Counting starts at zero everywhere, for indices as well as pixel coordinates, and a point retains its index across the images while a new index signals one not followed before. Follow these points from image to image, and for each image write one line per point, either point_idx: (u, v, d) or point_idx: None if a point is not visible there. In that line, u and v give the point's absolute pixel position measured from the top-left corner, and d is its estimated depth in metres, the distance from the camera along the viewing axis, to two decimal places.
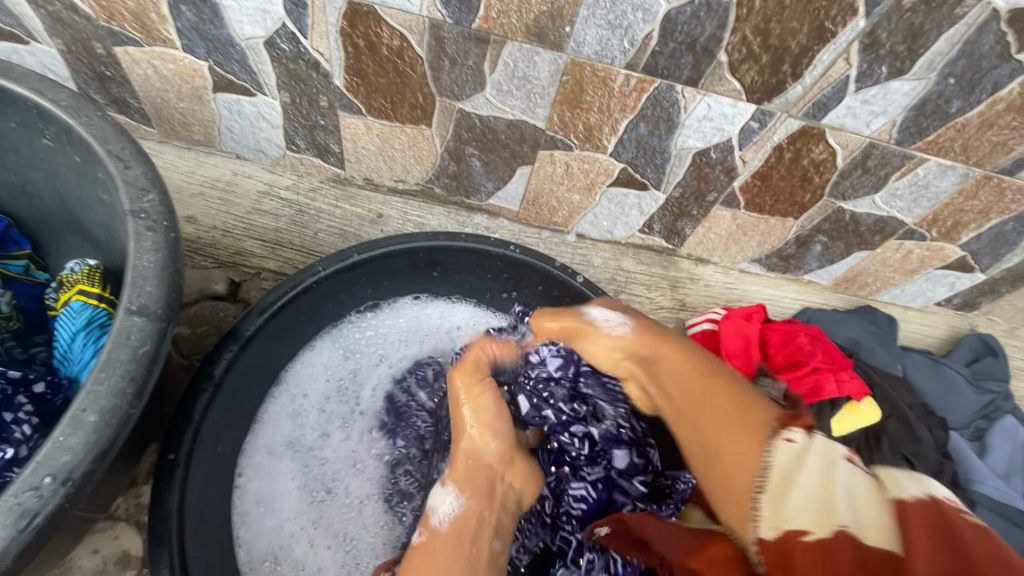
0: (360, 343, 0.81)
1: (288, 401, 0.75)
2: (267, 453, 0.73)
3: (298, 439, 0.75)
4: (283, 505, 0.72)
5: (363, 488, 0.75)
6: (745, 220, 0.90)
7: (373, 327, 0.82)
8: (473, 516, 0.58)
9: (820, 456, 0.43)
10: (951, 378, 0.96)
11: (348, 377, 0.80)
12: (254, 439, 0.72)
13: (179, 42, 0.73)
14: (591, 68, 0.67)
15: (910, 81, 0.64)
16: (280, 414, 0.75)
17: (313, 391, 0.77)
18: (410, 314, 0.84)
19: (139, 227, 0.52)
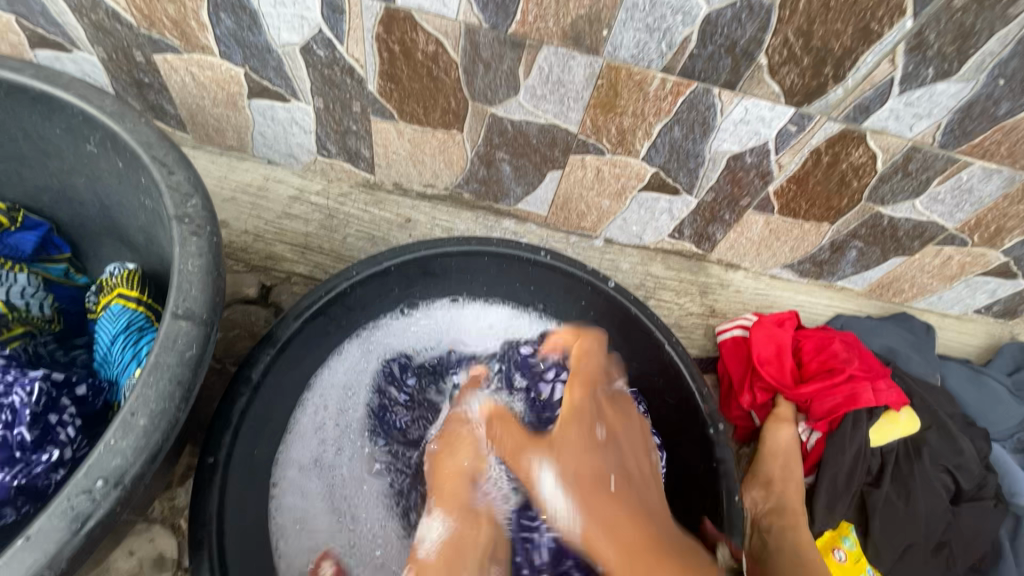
0: (389, 348, 0.81)
1: (312, 412, 0.75)
2: (299, 467, 0.73)
3: (320, 458, 0.74)
4: (319, 521, 0.72)
5: (375, 510, 0.74)
6: (778, 225, 0.88)
7: (396, 332, 0.82)
8: (459, 537, 0.62)
9: None
10: (993, 388, 0.93)
11: (362, 381, 0.78)
12: (288, 454, 0.72)
13: (217, 49, 0.74)
14: (628, 71, 0.67)
15: (958, 83, 0.63)
16: (307, 426, 0.74)
17: (334, 400, 0.76)
18: (440, 314, 0.84)
19: (184, 231, 0.52)
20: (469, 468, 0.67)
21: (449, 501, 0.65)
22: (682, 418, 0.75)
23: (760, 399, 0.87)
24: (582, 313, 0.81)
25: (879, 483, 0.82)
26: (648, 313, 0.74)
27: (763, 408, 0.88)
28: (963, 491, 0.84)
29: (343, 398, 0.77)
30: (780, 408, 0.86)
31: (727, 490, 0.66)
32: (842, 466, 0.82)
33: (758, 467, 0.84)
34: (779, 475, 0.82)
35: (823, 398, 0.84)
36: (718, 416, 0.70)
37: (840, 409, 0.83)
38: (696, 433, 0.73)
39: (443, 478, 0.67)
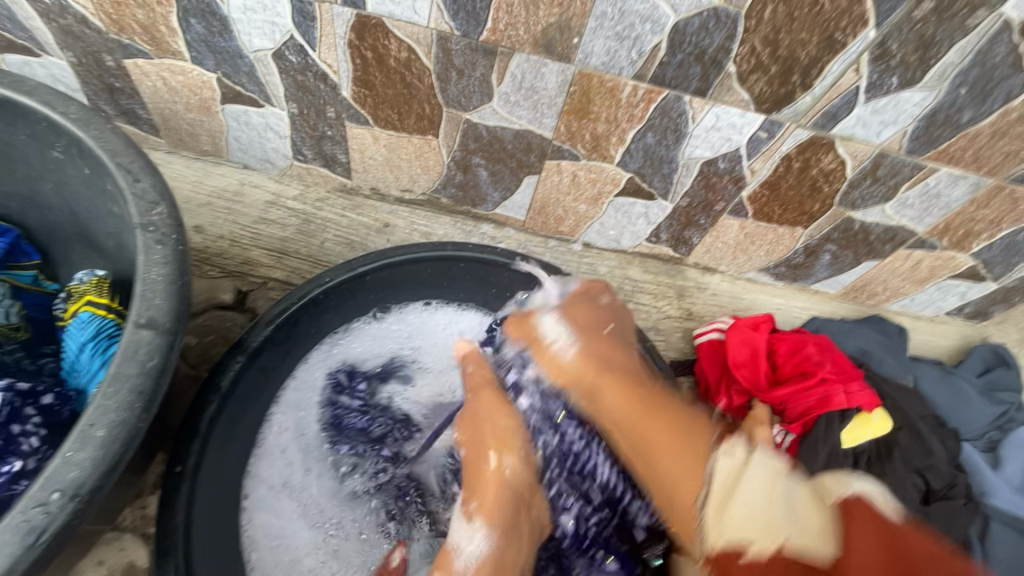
0: (348, 356, 0.79)
1: (276, 429, 0.71)
2: (268, 486, 0.70)
3: (290, 476, 0.71)
4: (300, 536, 0.70)
5: (362, 519, 0.72)
6: (753, 229, 0.89)
7: (357, 338, 0.79)
8: (498, 555, 0.62)
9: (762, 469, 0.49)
10: (964, 388, 0.95)
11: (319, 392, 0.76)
12: (258, 475, 0.69)
13: (188, 54, 0.73)
14: (600, 78, 0.67)
15: (922, 91, 0.64)
16: (272, 443, 0.71)
17: (293, 415, 0.73)
18: (401, 320, 0.82)
19: (148, 240, 0.52)
20: (501, 467, 0.67)
21: (491, 507, 0.64)
22: None
23: (736, 402, 0.87)
24: None
25: None
26: (621, 318, 0.76)
27: (740, 410, 0.88)
28: (934, 490, 0.85)
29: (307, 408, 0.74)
30: (757, 411, 0.86)
31: None
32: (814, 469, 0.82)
33: None
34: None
35: (796, 401, 0.85)
36: None
37: (813, 411, 0.84)
38: None
39: (484, 488, 0.65)
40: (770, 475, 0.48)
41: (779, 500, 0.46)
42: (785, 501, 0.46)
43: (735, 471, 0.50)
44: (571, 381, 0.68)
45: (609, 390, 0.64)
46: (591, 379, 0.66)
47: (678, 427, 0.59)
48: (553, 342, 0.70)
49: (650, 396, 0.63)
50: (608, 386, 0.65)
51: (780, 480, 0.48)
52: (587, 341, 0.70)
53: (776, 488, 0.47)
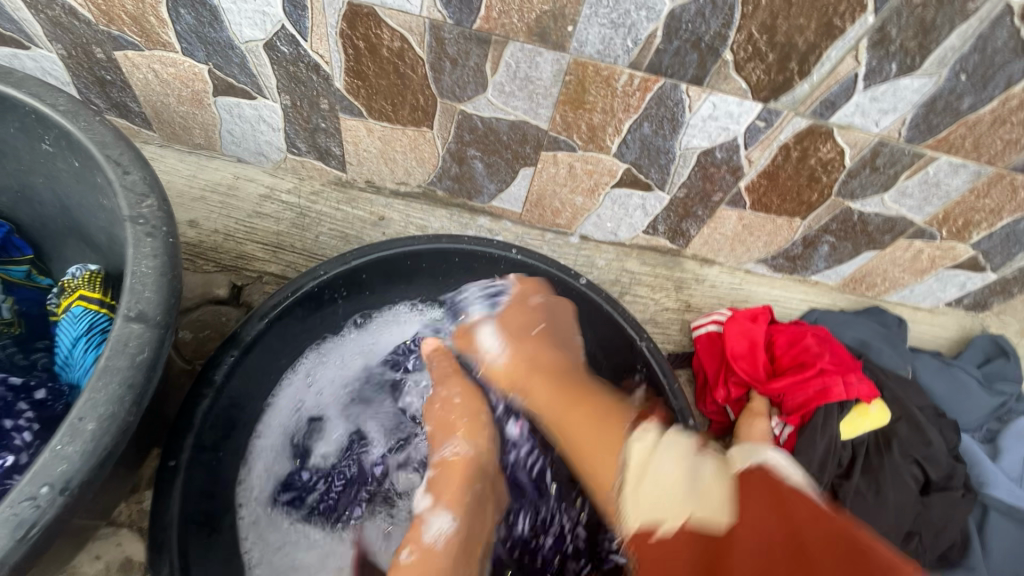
0: (293, 406, 0.75)
1: (256, 497, 0.70)
2: (279, 545, 0.70)
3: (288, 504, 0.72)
4: (311, 561, 0.71)
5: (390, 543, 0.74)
6: (751, 221, 0.89)
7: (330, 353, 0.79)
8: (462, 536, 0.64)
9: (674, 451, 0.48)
10: (963, 379, 0.95)
11: (279, 462, 0.73)
12: (250, 504, 0.69)
13: (179, 46, 0.72)
14: (595, 67, 0.67)
15: (922, 78, 0.63)
16: (261, 508, 0.70)
17: (265, 482, 0.71)
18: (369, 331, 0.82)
19: (138, 232, 0.51)
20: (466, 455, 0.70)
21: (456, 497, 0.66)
22: None
23: (734, 395, 0.88)
24: None
25: (850, 476, 0.83)
26: (619, 310, 0.75)
27: (737, 402, 0.89)
28: (932, 482, 0.85)
29: (286, 430, 0.74)
30: (754, 403, 0.87)
31: None
32: (813, 460, 0.82)
33: None
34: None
35: (795, 392, 0.85)
36: (687, 411, 0.70)
37: (812, 402, 0.84)
38: None
39: (445, 476, 0.68)
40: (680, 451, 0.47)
41: (686, 474, 0.45)
42: (690, 477, 0.44)
43: (647, 453, 0.49)
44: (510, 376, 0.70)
45: (535, 394, 0.66)
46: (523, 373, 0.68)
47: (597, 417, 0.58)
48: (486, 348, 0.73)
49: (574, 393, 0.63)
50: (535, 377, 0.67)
51: (680, 452, 0.47)
52: (518, 339, 0.72)
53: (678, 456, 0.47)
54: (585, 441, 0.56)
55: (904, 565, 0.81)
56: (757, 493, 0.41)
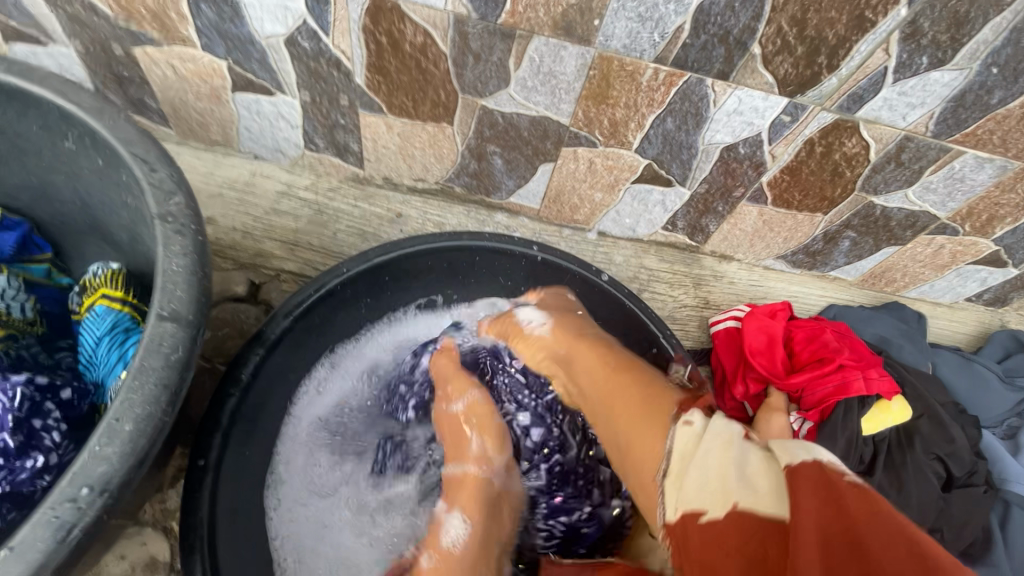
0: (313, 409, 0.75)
1: (285, 494, 0.70)
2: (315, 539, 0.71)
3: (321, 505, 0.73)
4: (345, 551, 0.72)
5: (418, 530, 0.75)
6: (772, 216, 0.88)
7: (345, 357, 0.79)
8: (480, 536, 0.65)
9: (719, 433, 0.48)
10: (984, 375, 0.94)
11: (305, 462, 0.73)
12: (282, 504, 0.70)
13: (198, 41, 0.72)
14: (620, 62, 0.66)
15: (952, 71, 0.62)
16: (291, 503, 0.71)
17: (295, 480, 0.72)
18: (382, 333, 0.82)
19: (168, 231, 0.51)
20: (491, 475, 0.70)
21: (471, 506, 0.66)
22: None
23: (752, 390, 0.87)
24: None
25: (871, 472, 0.83)
26: (641, 306, 0.74)
27: (755, 398, 0.88)
28: (954, 478, 0.85)
29: (310, 430, 0.74)
30: (773, 398, 0.86)
31: None
32: (833, 457, 0.82)
33: None
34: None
35: (814, 387, 0.84)
36: None
37: (832, 397, 0.83)
38: None
39: (458, 485, 0.68)
40: (725, 441, 0.47)
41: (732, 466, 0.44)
42: (740, 470, 0.44)
43: (692, 444, 0.50)
44: (547, 356, 0.72)
45: (585, 368, 0.67)
46: (565, 349, 0.70)
47: (644, 408, 0.58)
48: (528, 324, 0.74)
49: (618, 370, 0.64)
50: (585, 358, 0.68)
51: (737, 443, 0.46)
52: (561, 320, 0.73)
53: (718, 431, 0.49)
54: (625, 429, 0.57)
55: None
56: (809, 495, 0.39)
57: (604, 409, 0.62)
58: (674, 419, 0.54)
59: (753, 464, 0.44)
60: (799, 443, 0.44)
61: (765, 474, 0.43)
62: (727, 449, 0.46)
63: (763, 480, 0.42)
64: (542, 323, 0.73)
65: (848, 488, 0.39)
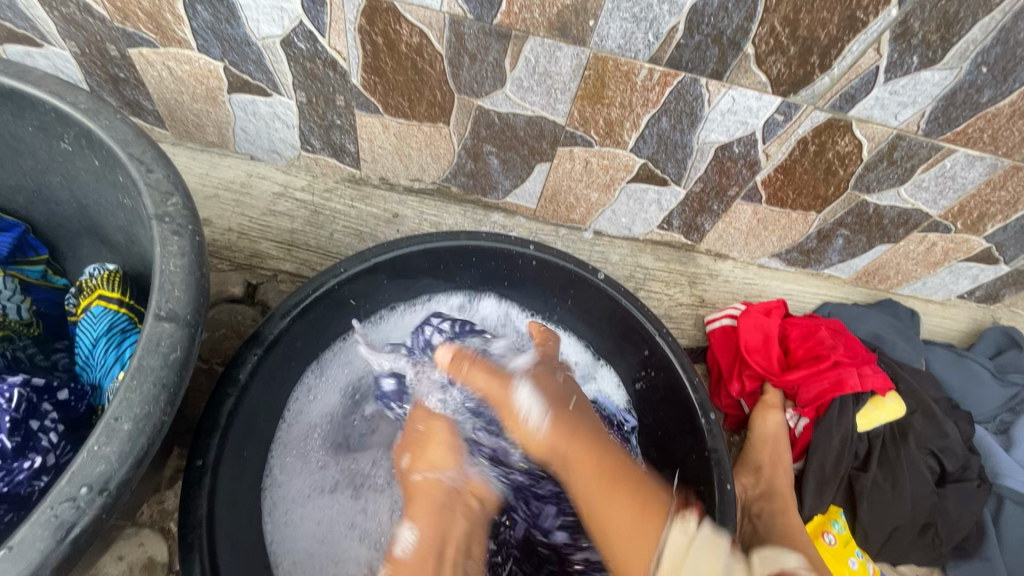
0: (307, 411, 0.74)
1: (279, 496, 0.70)
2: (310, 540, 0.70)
3: (317, 508, 0.72)
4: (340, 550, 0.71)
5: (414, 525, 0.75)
6: (766, 215, 0.89)
7: (336, 358, 0.78)
8: (428, 543, 0.58)
9: (704, 543, 0.50)
10: (976, 371, 0.95)
11: (299, 463, 0.73)
12: (277, 508, 0.69)
13: (195, 43, 0.72)
14: (614, 62, 0.66)
15: (942, 71, 0.63)
16: (286, 504, 0.70)
17: (289, 483, 0.71)
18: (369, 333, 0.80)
19: (164, 231, 0.51)
20: (442, 479, 0.64)
21: (422, 511, 0.61)
22: (672, 408, 0.76)
23: (749, 387, 0.88)
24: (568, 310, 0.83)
25: (867, 468, 0.84)
26: (638, 304, 0.75)
27: (752, 395, 0.89)
28: (948, 473, 0.85)
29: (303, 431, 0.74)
30: (768, 396, 0.87)
31: (720, 479, 0.66)
32: (828, 452, 0.83)
33: (749, 456, 0.85)
34: (769, 462, 0.84)
35: (809, 385, 0.85)
36: (707, 404, 0.70)
37: (826, 395, 0.84)
38: (688, 423, 0.72)
39: (414, 495, 0.63)
40: (712, 548, 0.50)
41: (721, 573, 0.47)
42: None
43: (683, 549, 0.50)
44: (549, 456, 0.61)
45: (577, 463, 0.58)
46: (566, 450, 0.59)
47: (636, 506, 0.54)
48: (525, 411, 0.62)
49: (610, 462, 0.59)
50: (576, 453, 0.59)
51: (723, 555, 0.49)
52: (561, 412, 0.63)
53: (711, 545, 0.50)
54: (600, 499, 0.56)
55: (920, 554, 0.83)
56: None
57: (594, 502, 0.56)
58: (669, 518, 0.53)
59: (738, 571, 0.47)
60: (772, 554, 0.52)
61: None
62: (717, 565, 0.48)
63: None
64: (541, 416, 0.62)
65: None
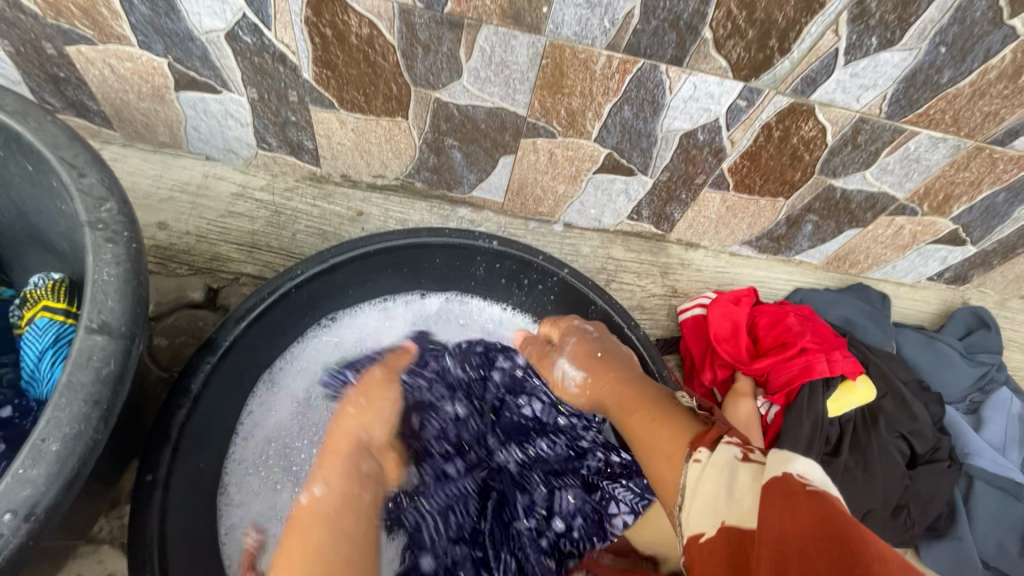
0: (263, 423, 0.72)
1: (234, 517, 0.68)
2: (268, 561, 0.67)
3: (273, 528, 0.69)
4: None
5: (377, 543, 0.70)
6: (735, 202, 0.88)
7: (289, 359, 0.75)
8: (346, 492, 0.60)
9: (717, 463, 0.43)
10: (946, 353, 0.96)
11: (255, 481, 0.70)
12: (234, 528, 0.68)
13: (135, 39, 0.69)
14: (572, 50, 0.65)
15: (901, 52, 0.62)
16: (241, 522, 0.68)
17: (245, 503, 0.69)
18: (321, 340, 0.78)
19: (97, 238, 0.49)
20: (363, 433, 0.66)
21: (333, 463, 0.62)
22: None
23: (721, 376, 0.88)
24: (536, 303, 0.83)
25: (838, 453, 0.84)
26: (608, 299, 0.75)
27: (724, 383, 0.89)
28: (919, 455, 0.86)
29: (261, 446, 0.71)
30: (739, 383, 0.87)
31: None
32: (801, 439, 0.82)
33: None
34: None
35: (778, 371, 0.85)
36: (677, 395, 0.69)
37: (796, 381, 0.85)
38: None
39: (330, 449, 0.64)
40: (719, 467, 0.43)
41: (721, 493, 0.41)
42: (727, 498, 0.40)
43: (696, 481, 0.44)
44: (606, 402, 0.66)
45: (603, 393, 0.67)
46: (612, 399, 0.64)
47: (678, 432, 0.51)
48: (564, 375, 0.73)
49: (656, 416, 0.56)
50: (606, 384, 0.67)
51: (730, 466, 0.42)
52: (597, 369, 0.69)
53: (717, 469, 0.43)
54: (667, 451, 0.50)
55: (892, 536, 0.84)
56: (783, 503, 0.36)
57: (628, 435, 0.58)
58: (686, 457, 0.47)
59: (739, 486, 0.40)
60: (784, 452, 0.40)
61: (751, 491, 0.39)
62: (727, 479, 0.42)
63: (745, 499, 0.39)
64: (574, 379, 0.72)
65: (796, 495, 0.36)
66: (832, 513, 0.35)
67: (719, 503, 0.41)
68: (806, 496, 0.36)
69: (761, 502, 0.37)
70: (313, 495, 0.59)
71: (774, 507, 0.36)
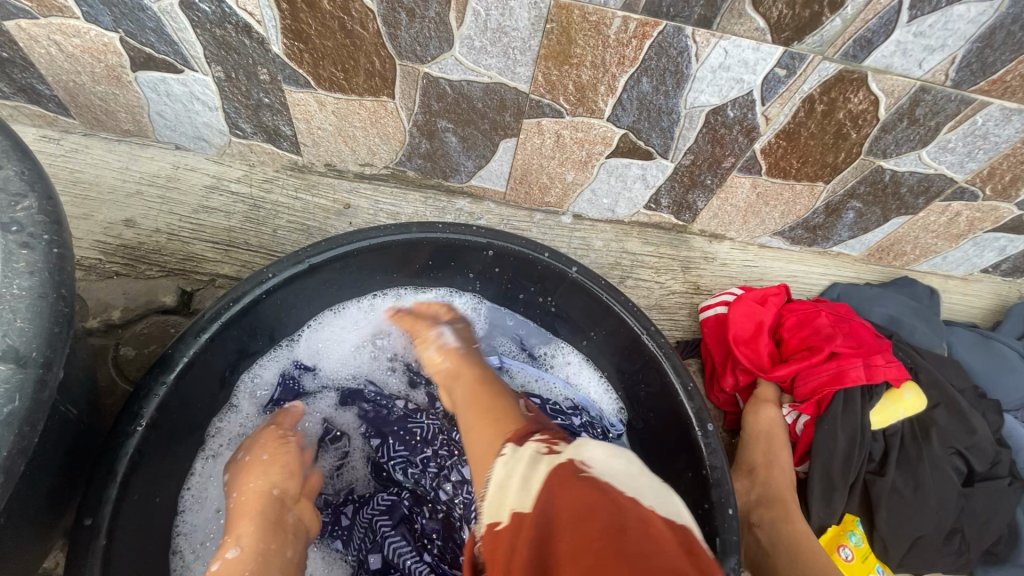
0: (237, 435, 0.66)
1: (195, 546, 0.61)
2: None
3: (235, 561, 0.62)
4: None
5: None
6: (767, 188, 0.78)
7: (267, 365, 0.69)
8: (261, 554, 0.55)
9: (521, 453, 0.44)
10: (1004, 355, 0.85)
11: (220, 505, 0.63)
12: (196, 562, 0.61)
13: (79, 10, 0.60)
14: (581, 11, 0.55)
15: (980, 4, 0.52)
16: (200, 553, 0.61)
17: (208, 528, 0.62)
18: (306, 343, 0.71)
19: (9, 245, 0.39)
20: (272, 488, 0.60)
21: (242, 528, 0.56)
22: (666, 416, 0.66)
23: (743, 382, 0.79)
24: (540, 304, 0.74)
25: (885, 471, 0.75)
26: (624, 301, 0.64)
27: (747, 389, 0.80)
28: (975, 472, 0.77)
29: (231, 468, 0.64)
30: (762, 390, 0.78)
31: (720, 502, 0.57)
32: (834, 455, 0.73)
33: (743, 455, 0.75)
34: (763, 460, 0.73)
35: (809, 377, 0.75)
36: (705, 413, 0.60)
37: (826, 389, 0.74)
38: (675, 431, 0.64)
39: (239, 510, 0.58)
40: (521, 457, 0.43)
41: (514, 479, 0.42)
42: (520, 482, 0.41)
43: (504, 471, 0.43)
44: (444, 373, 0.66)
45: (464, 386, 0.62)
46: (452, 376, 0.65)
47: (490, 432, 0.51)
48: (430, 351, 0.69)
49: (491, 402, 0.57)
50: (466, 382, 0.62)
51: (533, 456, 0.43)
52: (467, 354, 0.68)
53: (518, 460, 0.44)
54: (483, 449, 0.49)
55: (945, 562, 0.74)
56: (566, 494, 0.38)
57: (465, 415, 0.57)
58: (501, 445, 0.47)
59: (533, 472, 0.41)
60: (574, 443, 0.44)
61: (537, 478, 0.40)
62: (525, 470, 0.42)
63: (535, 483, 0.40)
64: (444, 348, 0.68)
65: (571, 484, 0.38)
66: (602, 506, 0.37)
67: (510, 492, 0.41)
68: (578, 485, 0.38)
69: (548, 487, 0.39)
70: (225, 559, 0.54)
71: (551, 495, 0.38)
